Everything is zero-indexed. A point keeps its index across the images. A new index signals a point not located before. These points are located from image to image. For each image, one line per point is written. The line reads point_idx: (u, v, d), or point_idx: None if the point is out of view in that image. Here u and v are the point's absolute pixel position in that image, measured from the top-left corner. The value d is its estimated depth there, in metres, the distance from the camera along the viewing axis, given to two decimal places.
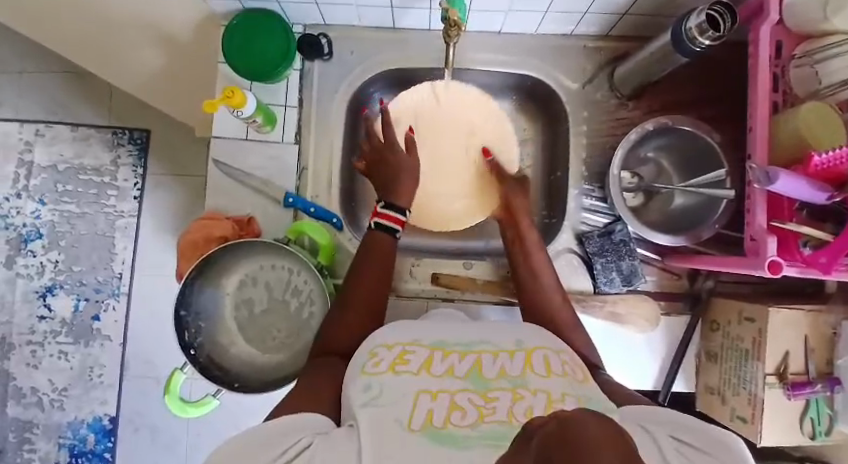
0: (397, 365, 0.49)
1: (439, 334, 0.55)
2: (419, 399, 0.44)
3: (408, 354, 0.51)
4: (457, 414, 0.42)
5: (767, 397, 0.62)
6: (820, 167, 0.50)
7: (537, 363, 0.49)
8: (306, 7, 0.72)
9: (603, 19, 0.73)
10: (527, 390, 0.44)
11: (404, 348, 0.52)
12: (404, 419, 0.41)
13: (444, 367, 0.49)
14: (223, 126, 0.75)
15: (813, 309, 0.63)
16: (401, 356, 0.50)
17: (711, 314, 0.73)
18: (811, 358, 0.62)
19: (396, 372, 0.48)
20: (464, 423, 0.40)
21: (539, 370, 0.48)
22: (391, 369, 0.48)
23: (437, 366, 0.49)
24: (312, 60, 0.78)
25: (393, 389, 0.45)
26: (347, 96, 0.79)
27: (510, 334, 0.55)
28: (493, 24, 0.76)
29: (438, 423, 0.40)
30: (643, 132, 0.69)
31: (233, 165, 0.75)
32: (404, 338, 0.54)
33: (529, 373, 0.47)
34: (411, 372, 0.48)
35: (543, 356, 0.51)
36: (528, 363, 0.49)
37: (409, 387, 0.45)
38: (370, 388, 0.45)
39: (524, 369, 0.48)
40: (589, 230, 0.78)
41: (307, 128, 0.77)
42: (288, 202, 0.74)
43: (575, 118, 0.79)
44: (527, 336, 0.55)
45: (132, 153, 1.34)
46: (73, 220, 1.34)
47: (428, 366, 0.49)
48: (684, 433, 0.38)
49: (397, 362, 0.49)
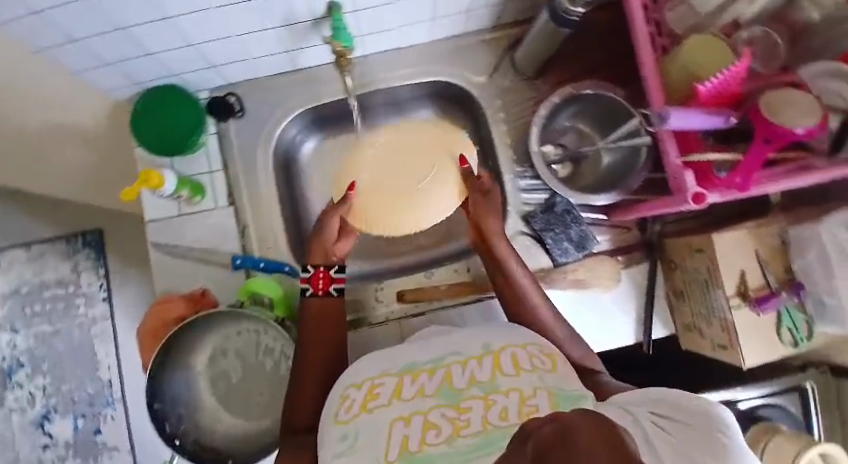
0: (368, 401, 0.50)
1: (407, 357, 0.56)
2: (394, 427, 0.45)
3: (377, 386, 0.51)
4: (433, 431, 0.43)
5: (736, 319, 0.63)
6: (709, 93, 0.53)
7: (506, 363, 0.50)
8: (204, 73, 0.72)
9: (489, 11, 0.75)
10: (499, 393, 0.45)
11: (373, 382, 0.52)
12: (382, 452, 0.43)
13: (414, 389, 0.50)
14: (153, 207, 0.75)
15: (753, 226, 0.65)
16: (370, 390, 0.51)
17: (668, 255, 0.75)
18: (768, 272, 0.64)
19: (370, 408, 0.48)
20: (440, 440, 0.42)
21: (508, 370, 0.49)
22: (363, 408, 0.49)
23: (407, 390, 0.50)
24: (227, 121, 0.77)
25: (367, 430, 0.46)
26: (270, 147, 0.78)
27: (477, 338, 0.56)
28: (388, 43, 0.78)
29: (415, 447, 0.42)
30: (551, 105, 0.72)
31: (175, 243, 0.75)
32: (372, 374, 0.54)
33: (498, 376, 0.48)
34: (383, 404, 0.48)
35: (510, 355, 0.52)
36: (497, 366, 0.50)
37: (381, 423, 0.46)
38: (346, 437, 0.46)
39: (493, 374, 0.49)
40: (533, 209, 0.79)
41: (238, 187, 0.77)
42: (237, 263, 0.74)
43: (492, 108, 0.81)
44: (494, 337, 0.56)
45: (91, 256, 1.32)
46: (50, 340, 1.31)
47: (399, 392, 0.50)
48: (665, 408, 0.39)
49: (368, 399, 0.50)
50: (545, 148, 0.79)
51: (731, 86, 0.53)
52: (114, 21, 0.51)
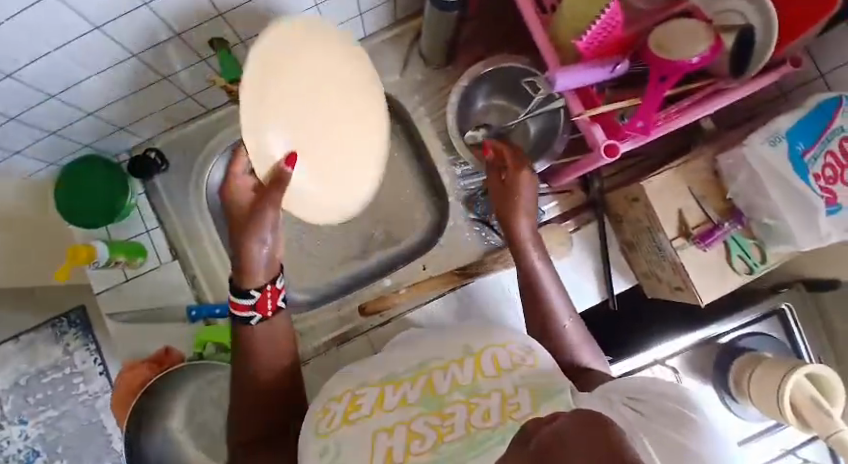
0: (349, 413, 0.48)
1: (385, 367, 0.54)
2: (377, 439, 0.43)
3: (358, 397, 0.49)
4: (417, 440, 0.42)
5: (685, 260, 0.63)
6: (589, 47, 0.52)
7: (485, 363, 0.48)
8: (116, 135, 0.73)
9: (381, 11, 0.75)
10: (481, 395, 0.44)
11: (353, 393, 0.50)
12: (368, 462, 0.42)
13: (396, 399, 0.47)
14: (99, 279, 0.75)
15: (679, 164, 0.64)
16: (351, 402, 0.49)
17: (613, 210, 0.75)
18: (706, 206, 0.64)
19: (351, 420, 0.46)
20: (424, 448, 0.41)
21: (489, 370, 0.47)
22: (344, 421, 0.47)
23: (389, 399, 0.48)
24: (152, 178, 0.77)
25: (350, 445, 0.44)
26: (202, 193, 0.78)
27: (457, 339, 0.54)
28: None
29: (401, 456, 0.41)
30: (461, 90, 0.72)
31: (129, 309, 0.75)
32: (347, 386, 0.52)
33: (479, 375, 0.47)
34: (363, 416, 0.46)
35: (491, 354, 0.50)
36: (478, 365, 0.48)
37: (364, 437, 0.44)
38: (328, 453, 0.45)
39: (474, 375, 0.47)
40: (475, 192, 0.79)
41: (178, 240, 0.77)
42: (193, 315, 0.73)
43: (411, 104, 0.81)
44: (475, 336, 0.53)
45: (79, 335, 1.32)
46: (58, 424, 1.32)
47: (382, 402, 0.48)
48: (636, 390, 0.40)
49: (348, 410, 0.48)
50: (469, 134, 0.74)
51: (610, 33, 0.52)
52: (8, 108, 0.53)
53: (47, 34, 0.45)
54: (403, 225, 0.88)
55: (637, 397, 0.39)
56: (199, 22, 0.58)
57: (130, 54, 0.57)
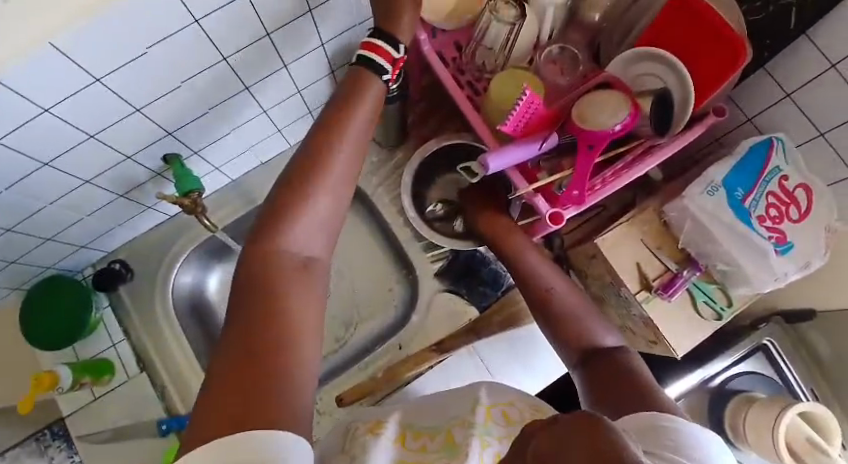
0: (376, 429, 0.49)
1: (407, 417, 0.53)
2: None
3: (383, 426, 0.50)
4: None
5: (652, 312, 0.63)
6: (517, 128, 0.56)
7: (497, 415, 0.48)
8: (78, 253, 0.74)
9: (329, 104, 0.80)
10: (492, 437, 0.45)
11: (382, 421, 0.51)
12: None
13: (417, 444, 0.47)
14: (66, 400, 0.73)
15: (630, 217, 0.65)
16: (377, 426, 0.50)
17: (576, 265, 0.75)
18: (663, 256, 0.64)
19: (375, 439, 0.48)
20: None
21: (499, 422, 0.48)
22: (370, 432, 0.49)
23: (411, 443, 0.48)
24: (117, 288, 0.77)
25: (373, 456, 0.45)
26: (168, 298, 0.78)
27: (466, 396, 0.52)
28: (249, 161, 0.81)
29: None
30: (413, 169, 0.75)
31: (99, 428, 0.72)
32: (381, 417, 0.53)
33: (490, 423, 0.47)
34: (388, 439, 0.48)
35: (500, 408, 0.49)
36: (490, 416, 0.48)
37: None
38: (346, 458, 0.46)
39: (486, 419, 0.47)
40: (442, 264, 0.81)
41: (145, 349, 0.75)
42: (163, 429, 0.70)
43: (369, 185, 0.84)
44: (483, 388, 0.53)
45: (62, 445, 1.00)
46: None
47: (404, 441, 0.48)
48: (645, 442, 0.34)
49: (377, 427, 0.49)
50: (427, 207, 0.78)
51: (534, 113, 0.55)
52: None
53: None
54: (378, 300, 0.88)
55: (647, 448, 0.34)
56: (149, 142, 0.61)
57: (80, 182, 0.59)
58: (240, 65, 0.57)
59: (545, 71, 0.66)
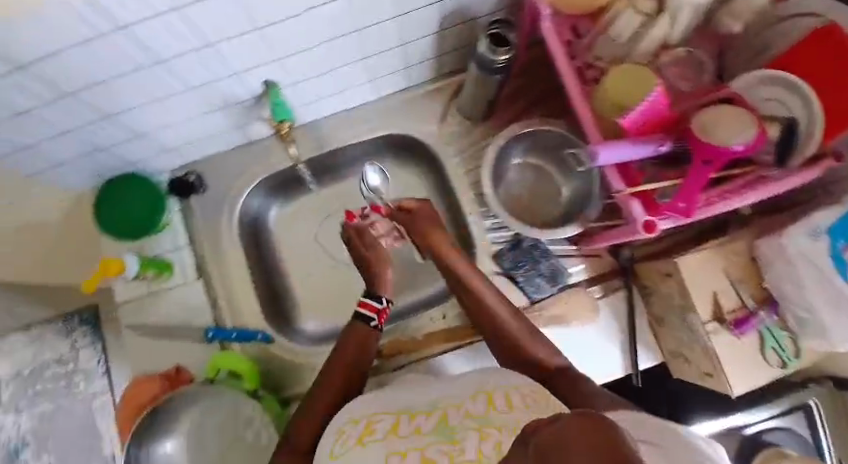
0: (365, 436, 0.51)
1: (406, 400, 0.56)
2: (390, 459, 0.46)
3: (375, 423, 0.52)
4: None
5: (717, 345, 0.61)
6: (635, 125, 0.53)
7: (499, 401, 0.49)
8: (161, 156, 0.75)
9: (428, 63, 0.77)
10: (492, 426, 0.45)
11: (371, 418, 0.54)
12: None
13: (411, 428, 0.50)
14: (124, 290, 0.76)
15: (718, 245, 0.63)
16: (368, 426, 0.52)
17: (642, 280, 0.73)
18: (740, 290, 0.63)
19: (365, 443, 0.50)
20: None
21: (501, 406, 0.48)
22: (359, 441, 0.51)
23: (404, 428, 0.50)
24: (189, 197, 0.79)
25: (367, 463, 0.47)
26: (234, 218, 0.80)
27: (466, 386, 0.54)
28: (334, 104, 0.80)
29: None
30: (501, 145, 0.73)
31: (149, 322, 0.76)
32: (372, 410, 0.56)
33: (490, 412, 0.47)
34: (379, 439, 0.49)
35: (504, 393, 0.50)
36: (491, 402, 0.49)
37: (377, 456, 0.47)
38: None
39: (487, 408, 0.48)
40: (502, 246, 0.78)
41: (205, 259, 0.78)
42: (210, 336, 0.74)
43: (446, 153, 0.82)
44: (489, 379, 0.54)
45: (91, 331, 1.32)
46: (53, 417, 1.33)
47: (396, 429, 0.50)
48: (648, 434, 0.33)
49: (364, 434, 0.51)
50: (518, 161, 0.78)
51: (656, 111, 0.53)
52: (63, 125, 0.58)
53: (101, 66, 0.48)
54: (426, 270, 0.88)
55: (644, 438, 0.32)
56: (258, 64, 0.60)
57: (184, 87, 0.60)
58: (360, 7, 0.55)
59: (667, 73, 0.62)
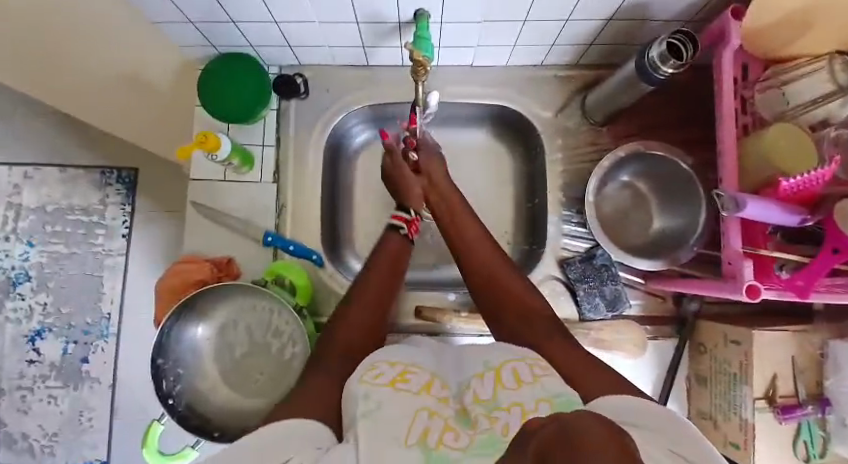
0: (398, 380, 0.44)
1: (435, 363, 0.51)
2: (418, 415, 0.41)
3: (409, 373, 0.46)
4: (451, 435, 0.39)
5: (758, 423, 0.60)
6: (790, 190, 0.51)
7: (507, 377, 0.45)
8: (280, 50, 0.73)
9: (571, 50, 0.73)
10: (501, 409, 0.41)
11: (407, 366, 0.47)
12: (402, 434, 0.38)
13: (443, 394, 0.45)
14: (200, 167, 0.76)
15: (798, 330, 0.61)
16: (402, 373, 0.46)
17: (699, 337, 0.73)
18: (800, 380, 0.61)
19: (397, 389, 0.43)
20: (457, 445, 0.38)
21: (508, 383, 0.44)
22: (392, 383, 0.44)
23: (437, 390, 0.45)
24: (288, 100, 0.78)
25: (391, 407, 0.41)
26: (324, 136, 0.78)
27: (485, 356, 0.50)
28: (464, 58, 0.76)
29: (433, 443, 0.38)
30: (615, 159, 0.71)
31: (213, 206, 0.75)
32: (404, 358, 0.49)
33: (500, 390, 0.43)
34: (412, 390, 0.43)
35: (511, 368, 0.46)
36: (499, 379, 0.45)
37: (403, 408, 0.41)
38: (368, 398, 0.42)
39: (495, 389, 0.44)
40: (571, 255, 0.77)
41: (284, 164, 0.77)
42: (267, 241, 0.74)
43: (550, 145, 0.79)
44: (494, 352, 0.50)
45: (121, 191, 1.34)
46: (62, 261, 1.32)
47: (429, 388, 0.45)
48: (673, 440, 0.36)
49: (398, 378, 0.45)
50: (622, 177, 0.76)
51: (816, 185, 0.50)
52: None
53: None
54: None
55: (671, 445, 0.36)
56: None
57: None
58: None
59: None
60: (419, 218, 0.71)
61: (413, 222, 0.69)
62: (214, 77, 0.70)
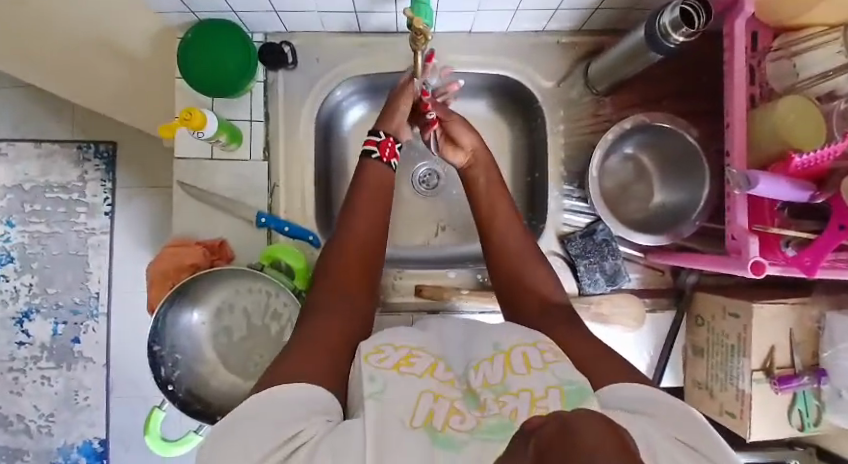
0: (402, 365, 0.41)
1: (439, 346, 0.48)
2: (423, 397, 0.38)
3: (414, 356, 0.43)
4: (457, 417, 0.36)
5: (755, 394, 0.62)
6: (801, 166, 0.49)
7: (516, 362, 0.42)
8: (266, 16, 0.67)
9: (575, 15, 0.69)
10: (509, 394, 0.38)
11: (411, 350, 0.44)
12: (406, 416, 0.36)
13: (449, 376, 0.42)
14: (185, 144, 0.71)
15: (797, 304, 0.62)
16: (406, 356, 0.42)
17: (696, 310, 0.74)
18: (796, 351, 0.62)
19: (401, 372, 0.40)
20: (463, 427, 0.35)
21: (518, 368, 0.41)
22: (396, 367, 0.41)
23: (443, 373, 0.42)
24: (276, 71, 0.73)
25: (396, 388, 0.38)
26: (316, 109, 0.75)
27: (486, 336, 0.47)
28: (462, 24, 0.72)
29: (438, 424, 0.35)
30: (620, 131, 0.69)
31: (202, 186, 0.72)
32: (410, 341, 0.45)
33: (509, 375, 0.41)
34: (417, 374, 0.40)
35: (521, 352, 0.43)
36: (508, 364, 0.42)
37: (407, 391, 0.38)
38: (374, 380, 0.38)
39: (504, 373, 0.41)
40: (571, 231, 0.77)
41: (275, 141, 0.74)
42: (261, 222, 0.71)
43: (552, 117, 0.76)
44: (502, 332, 0.47)
45: (100, 167, 1.28)
46: (44, 241, 1.28)
47: (434, 372, 0.42)
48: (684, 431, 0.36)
49: (403, 362, 0.42)
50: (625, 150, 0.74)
51: (828, 161, 0.49)
52: None
53: None
54: None
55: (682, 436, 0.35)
56: None
57: None
58: None
59: None
60: (391, 138, 0.65)
61: (384, 144, 0.64)
62: (194, 47, 0.65)
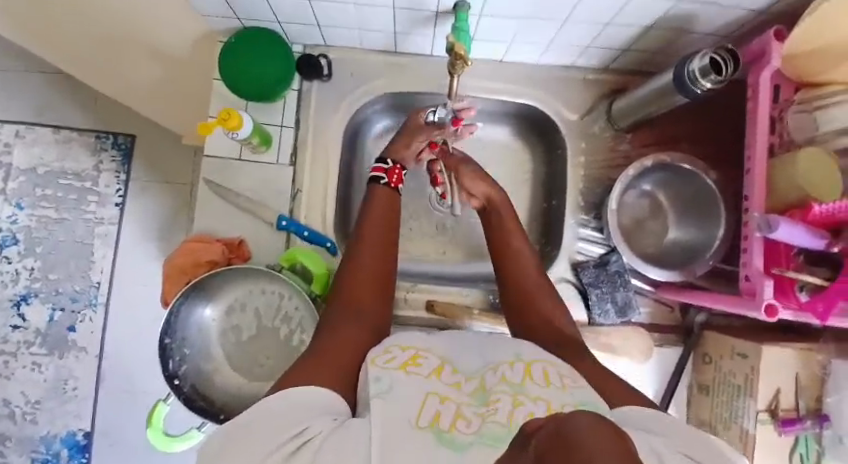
0: (408, 365, 0.41)
1: (449, 345, 0.47)
2: (428, 399, 0.37)
3: (421, 357, 0.43)
4: (463, 421, 0.36)
5: (758, 434, 0.62)
6: (820, 214, 0.51)
7: (536, 374, 0.42)
8: (307, 28, 0.70)
9: (604, 53, 0.72)
10: (527, 397, 0.38)
11: (418, 351, 0.44)
12: (412, 416, 0.35)
13: (453, 380, 0.41)
14: (215, 143, 0.73)
15: (804, 348, 0.63)
16: (413, 357, 0.42)
17: (704, 347, 0.74)
18: (801, 395, 0.63)
19: (407, 373, 0.40)
20: (470, 430, 0.34)
21: (538, 379, 0.41)
22: (402, 368, 0.40)
23: (448, 377, 0.42)
24: (310, 80, 0.76)
25: (401, 390, 0.37)
26: (345, 119, 0.77)
27: (507, 344, 0.47)
28: (494, 51, 0.74)
29: (445, 426, 0.35)
30: (641, 167, 0.71)
31: (226, 184, 0.73)
32: (417, 343, 0.45)
33: (528, 382, 0.40)
34: (422, 375, 0.40)
35: (541, 368, 0.43)
36: (528, 373, 0.42)
37: (413, 391, 0.38)
38: (379, 381, 0.38)
39: (524, 378, 0.41)
40: (585, 260, 0.78)
41: (303, 148, 0.75)
42: (282, 224, 0.72)
43: (573, 147, 0.78)
44: (524, 345, 0.47)
45: (116, 158, 1.29)
46: (52, 226, 1.28)
47: (440, 374, 0.41)
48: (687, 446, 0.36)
49: (409, 362, 0.41)
50: (642, 186, 0.76)
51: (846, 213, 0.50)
52: None
53: None
54: None
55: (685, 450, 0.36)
56: None
57: None
58: None
59: None
60: (399, 166, 0.66)
61: (392, 171, 0.65)
62: (235, 53, 0.67)
